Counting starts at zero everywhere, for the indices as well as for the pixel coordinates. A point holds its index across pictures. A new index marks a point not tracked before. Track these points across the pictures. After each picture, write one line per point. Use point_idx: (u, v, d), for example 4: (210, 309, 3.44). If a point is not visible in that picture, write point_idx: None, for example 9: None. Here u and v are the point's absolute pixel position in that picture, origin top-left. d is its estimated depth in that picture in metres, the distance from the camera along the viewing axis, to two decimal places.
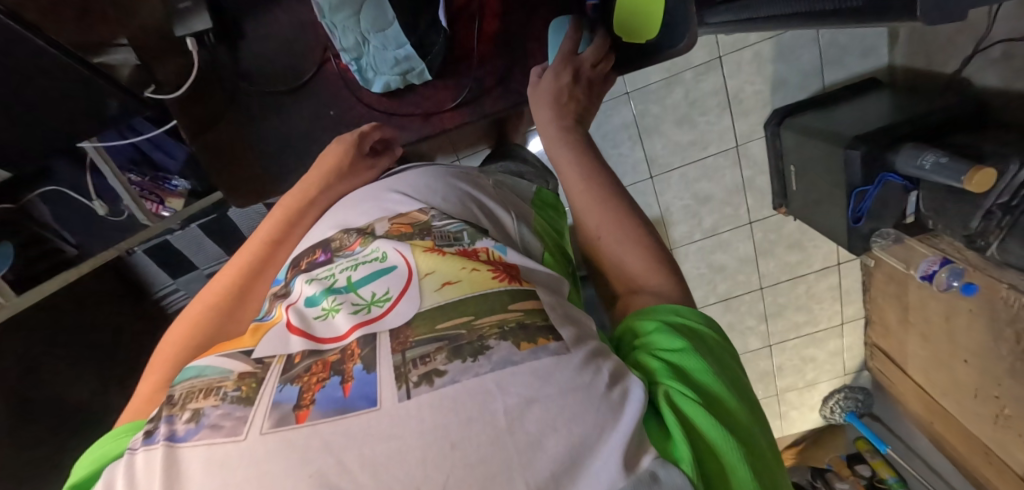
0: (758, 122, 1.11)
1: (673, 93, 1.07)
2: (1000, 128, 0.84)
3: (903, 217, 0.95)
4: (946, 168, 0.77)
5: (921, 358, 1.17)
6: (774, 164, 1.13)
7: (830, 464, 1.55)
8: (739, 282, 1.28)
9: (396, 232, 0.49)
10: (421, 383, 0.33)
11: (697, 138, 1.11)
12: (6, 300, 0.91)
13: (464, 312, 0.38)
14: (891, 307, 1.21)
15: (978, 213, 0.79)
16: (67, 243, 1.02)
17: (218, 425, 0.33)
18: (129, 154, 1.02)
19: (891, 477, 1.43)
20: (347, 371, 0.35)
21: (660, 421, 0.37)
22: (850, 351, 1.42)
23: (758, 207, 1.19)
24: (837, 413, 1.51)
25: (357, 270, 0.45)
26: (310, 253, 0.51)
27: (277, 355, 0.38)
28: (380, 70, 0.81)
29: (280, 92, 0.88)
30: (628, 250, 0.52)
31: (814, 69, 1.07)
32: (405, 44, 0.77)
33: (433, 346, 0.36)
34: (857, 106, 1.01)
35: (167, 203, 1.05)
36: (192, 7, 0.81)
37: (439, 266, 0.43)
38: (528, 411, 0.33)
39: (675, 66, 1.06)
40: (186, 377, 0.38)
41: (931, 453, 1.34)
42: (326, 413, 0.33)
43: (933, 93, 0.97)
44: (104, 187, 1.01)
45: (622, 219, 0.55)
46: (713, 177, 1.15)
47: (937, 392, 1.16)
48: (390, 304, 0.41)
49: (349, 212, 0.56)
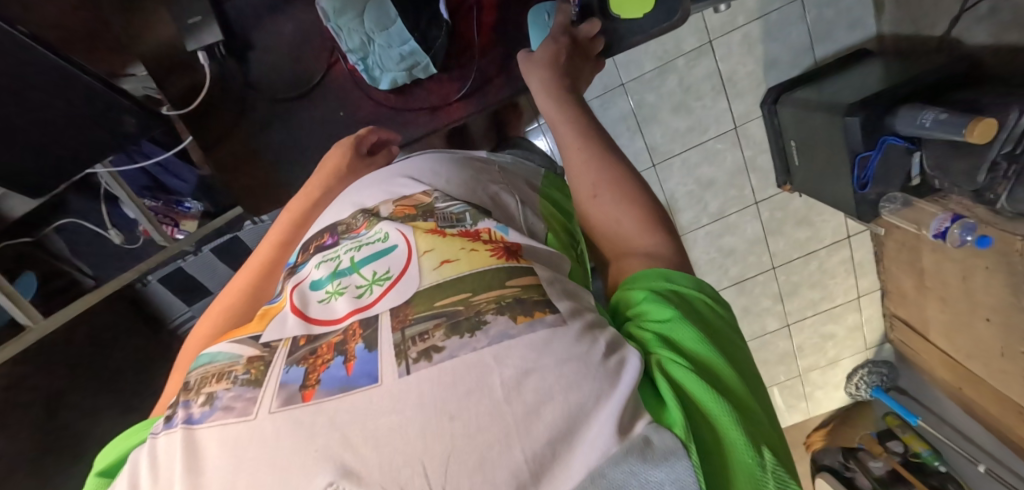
0: (754, 102, 1.14)
1: (668, 80, 1.11)
2: (995, 83, 0.84)
3: (909, 178, 0.93)
4: (945, 123, 0.78)
5: (942, 321, 1.16)
6: (775, 141, 1.15)
7: (862, 443, 1.52)
8: (751, 263, 1.29)
9: (400, 214, 0.47)
10: (420, 359, 0.33)
11: (695, 123, 1.14)
12: (34, 322, 0.84)
13: (458, 291, 0.37)
14: (906, 275, 1.21)
15: (982, 165, 0.79)
16: (84, 275, 0.95)
17: (231, 408, 0.34)
18: (142, 180, 0.95)
19: (925, 450, 1.39)
20: (348, 351, 0.35)
21: (652, 391, 0.35)
22: (869, 324, 1.40)
23: (762, 186, 1.21)
24: (863, 389, 1.48)
25: (360, 251, 0.43)
26: (319, 237, 0.50)
27: (283, 339, 0.38)
28: (386, 66, 0.77)
29: (291, 98, 0.80)
30: (621, 209, 0.48)
31: (805, 46, 1.10)
32: (409, 40, 0.75)
33: (431, 323, 0.35)
34: (849, 77, 1.02)
35: (181, 226, 0.97)
36: (202, 20, 0.73)
37: (439, 247, 0.42)
38: (524, 381, 0.32)
39: (667, 54, 1.10)
40: (200, 364, 0.38)
41: (960, 419, 1.30)
42: (331, 392, 0.33)
43: (926, 55, 0.98)
44: (120, 216, 0.95)
45: (620, 178, 0.50)
46: (714, 160, 1.17)
47: (962, 356, 1.14)
48: (389, 284, 0.40)
49: (357, 195, 0.54)
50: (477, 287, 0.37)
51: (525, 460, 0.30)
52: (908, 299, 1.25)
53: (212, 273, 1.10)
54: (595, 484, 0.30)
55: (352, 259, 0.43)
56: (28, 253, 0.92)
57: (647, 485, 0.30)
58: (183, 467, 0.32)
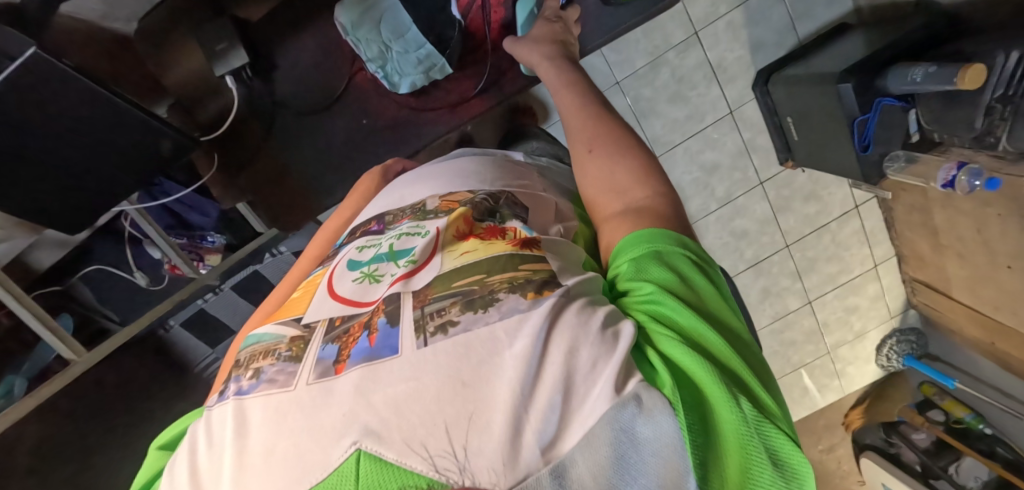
0: (745, 85, 1.18)
1: (661, 74, 1.14)
2: (976, 34, 0.88)
3: (908, 136, 0.95)
4: (936, 75, 0.82)
5: (964, 277, 1.17)
6: (770, 120, 1.19)
7: (902, 416, 1.49)
8: (766, 243, 1.30)
9: (445, 208, 0.48)
10: (437, 333, 0.33)
11: (692, 112, 1.18)
12: (77, 354, 0.85)
13: (478, 271, 0.37)
14: (920, 236, 1.23)
15: (979, 111, 0.82)
16: (112, 321, 0.97)
17: (273, 380, 0.35)
18: (164, 218, 0.97)
19: (967, 415, 1.36)
20: (372, 325, 0.36)
21: (641, 355, 0.32)
22: (890, 292, 1.41)
23: (765, 166, 1.24)
24: (894, 360, 1.47)
25: (399, 240, 0.45)
26: (365, 223, 0.53)
27: (322, 319, 0.40)
28: (405, 71, 0.83)
29: (317, 108, 0.87)
30: (614, 163, 0.47)
31: (786, 26, 1.15)
32: (425, 44, 0.82)
33: (449, 300, 0.35)
34: (836, 49, 1.06)
35: (207, 260, 1.00)
36: (228, 46, 0.79)
37: (462, 243, 0.42)
38: (527, 348, 0.31)
39: (657, 49, 1.12)
40: (249, 343, 0.41)
41: (999, 377, 1.29)
42: (356, 363, 0.34)
43: (904, 20, 1.02)
44: (144, 257, 0.98)
45: (616, 136, 0.51)
46: (715, 146, 1.20)
47: (989, 309, 1.15)
48: (414, 270, 0.40)
49: (407, 189, 0.56)
50: (492, 269, 0.37)
51: (528, 425, 0.29)
52: (925, 260, 1.26)
53: (234, 310, 1.05)
54: (592, 447, 0.28)
55: (389, 247, 0.45)
56: (58, 303, 0.93)
57: (636, 442, 0.29)
58: (223, 441, 0.34)
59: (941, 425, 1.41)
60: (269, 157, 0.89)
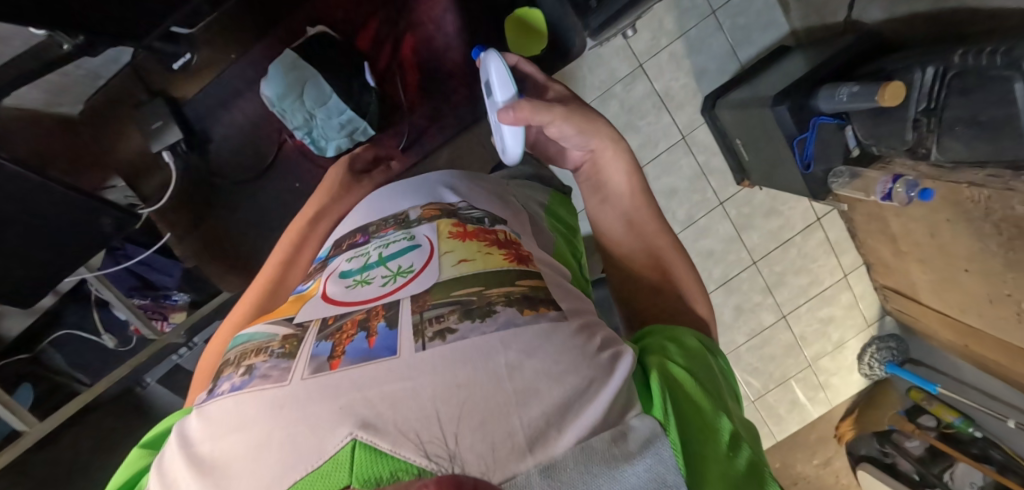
0: (695, 111, 1.22)
1: (611, 106, 1.18)
2: (899, 51, 0.91)
3: (850, 151, 1.00)
4: (859, 94, 0.85)
5: (929, 282, 1.17)
6: (723, 143, 1.23)
7: (892, 424, 1.45)
8: (733, 261, 1.32)
9: (430, 215, 0.52)
10: (435, 338, 0.35)
11: (645, 140, 1.22)
12: (29, 426, 0.88)
13: (472, 285, 0.41)
14: (882, 243, 1.24)
15: (907, 125, 0.85)
16: (80, 382, 0.98)
17: (267, 374, 0.36)
18: (130, 280, 0.99)
19: (956, 419, 1.33)
20: (371, 327, 0.38)
21: (648, 388, 0.38)
22: (864, 300, 1.41)
23: (723, 186, 1.27)
24: (877, 368, 1.46)
25: (388, 248, 0.48)
26: (350, 236, 0.54)
27: (314, 319, 0.41)
28: (330, 136, 0.91)
29: (249, 178, 0.97)
30: (674, 268, 0.59)
31: (727, 51, 1.19)
32: (345, 110, 0.87)
33: (446, 308, 0.38)
34: (777, 71, 1.10)
35: (172, 319, 1.01)
36: (162, 125, 0.89)
37: (457, 247, 0.46)
38: (525, 361, 0.34)
39: (604, 83, 1.18)
40: (240, 342, 0.42)
41: (981, 379, 1.28)
42: (354, 360, 0.35)
43: (835, 40, 1.06)
44: (111, 319, 1.00)
45: (676, 250, 0.61)
46: (672, 171, 1.24)
47: (957, 312, 1.15)
48: (410, 278, 0.43)
49: (385, 203, 0.58)
50: (488, 283, 0.41)
51: (522, 426, 0.31)
52: (891, 267, 1.27)
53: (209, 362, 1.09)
54: (585, 455, 0.31)
55: (379, 257, 0.47)
56: (27, 370, 0.96)
57: (633, 468, 0.31)
58: (211, 439, 0.34)
59: (932, 431, 1.37)
60: (217, 219, 0.98)
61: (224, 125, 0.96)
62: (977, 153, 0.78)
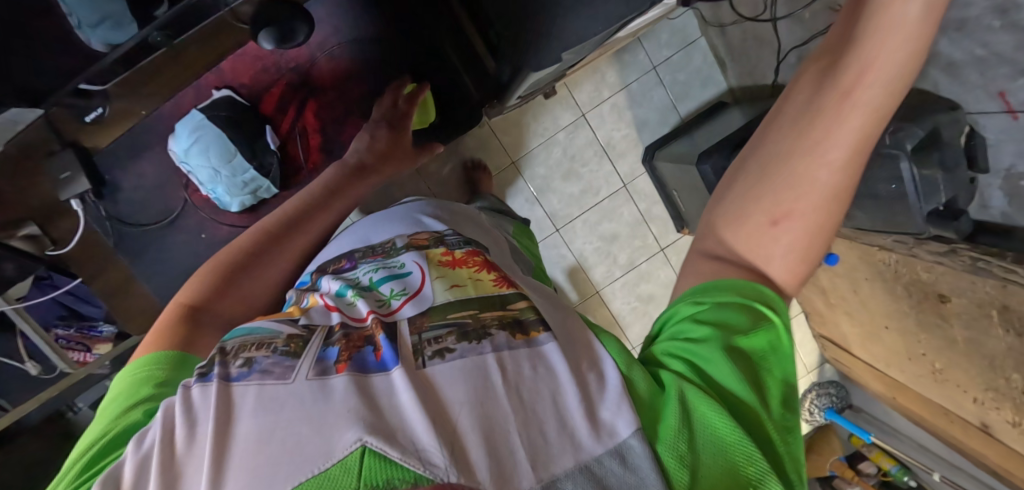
0: (636, 160, 1.25)
1: (554, 152, 1.22)
2: None
3: None
4: None
5: (857, 335, 1.20)
6: (662, 192, 1.25)
7: (833, 469, 1.49)
8: None
9: (417, 244, 0.59)
10: (314, 375, 0.35)
11: (587, 186, 1.24)
12: None
13: (367, 331, 0.42)
14: (815, 295, 1.27)
15: None
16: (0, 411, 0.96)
17: (203, 376, 0.35)
18: (56, 310, 0.98)
19: (891, 467, 1.35)
20: (289, 350, 0.39)
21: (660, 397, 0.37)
22: (803, 346, 1.45)
23: (663, 233, 1.30)
24: (816, 413, 1.49)
25: (308, 302, 0.47)
26: (336, 261, 0.60)
27: (321, 326, 0.43)
28: (232, 193, 0.91)
29: (148, 226, 0.92)
30: (796, 206, 0.36)
31: (666, 104, 1.24)
32: (248, 169, 0.90)
33: (324, 348, 0.39)
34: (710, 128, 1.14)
35: (95, 350, 1.00)
36: (71, 175, 0.81)
37: (448, 274, 0.52)
38: (531, 386, 0.36)
39: (547, 131, 1.21)
40: (238, 336, 0.41)
41: (910, 430, 1.30)
42: (249, 383, 0.35)
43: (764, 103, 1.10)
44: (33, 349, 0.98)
45: (834, 202, 0.36)
46: (613, 217, 1.26)
47: (883, 365, 1.18)
48: (336, 328, 0.42)
49: (370, 230, 0.67)
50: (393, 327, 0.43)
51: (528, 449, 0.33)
52: (824, 318, 1.30)
53: None
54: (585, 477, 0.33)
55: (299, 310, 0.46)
56: None
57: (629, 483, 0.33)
58: (203, 429, 0.33)
59: (872, 478, 1.41)
60: (121, 267, 0.92)
61: (134, 175, 0.90)
62: (877, 223, 0.82)
